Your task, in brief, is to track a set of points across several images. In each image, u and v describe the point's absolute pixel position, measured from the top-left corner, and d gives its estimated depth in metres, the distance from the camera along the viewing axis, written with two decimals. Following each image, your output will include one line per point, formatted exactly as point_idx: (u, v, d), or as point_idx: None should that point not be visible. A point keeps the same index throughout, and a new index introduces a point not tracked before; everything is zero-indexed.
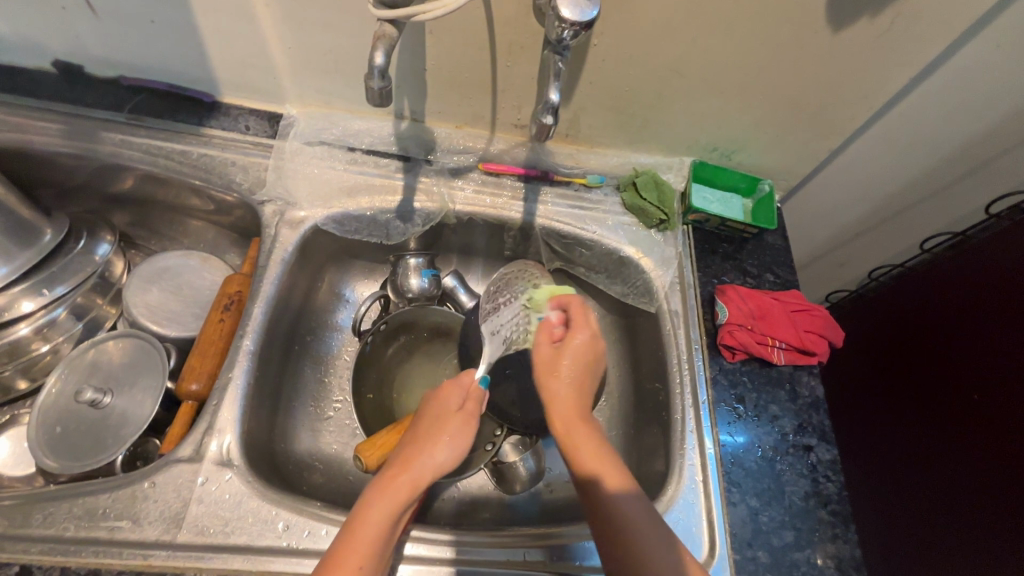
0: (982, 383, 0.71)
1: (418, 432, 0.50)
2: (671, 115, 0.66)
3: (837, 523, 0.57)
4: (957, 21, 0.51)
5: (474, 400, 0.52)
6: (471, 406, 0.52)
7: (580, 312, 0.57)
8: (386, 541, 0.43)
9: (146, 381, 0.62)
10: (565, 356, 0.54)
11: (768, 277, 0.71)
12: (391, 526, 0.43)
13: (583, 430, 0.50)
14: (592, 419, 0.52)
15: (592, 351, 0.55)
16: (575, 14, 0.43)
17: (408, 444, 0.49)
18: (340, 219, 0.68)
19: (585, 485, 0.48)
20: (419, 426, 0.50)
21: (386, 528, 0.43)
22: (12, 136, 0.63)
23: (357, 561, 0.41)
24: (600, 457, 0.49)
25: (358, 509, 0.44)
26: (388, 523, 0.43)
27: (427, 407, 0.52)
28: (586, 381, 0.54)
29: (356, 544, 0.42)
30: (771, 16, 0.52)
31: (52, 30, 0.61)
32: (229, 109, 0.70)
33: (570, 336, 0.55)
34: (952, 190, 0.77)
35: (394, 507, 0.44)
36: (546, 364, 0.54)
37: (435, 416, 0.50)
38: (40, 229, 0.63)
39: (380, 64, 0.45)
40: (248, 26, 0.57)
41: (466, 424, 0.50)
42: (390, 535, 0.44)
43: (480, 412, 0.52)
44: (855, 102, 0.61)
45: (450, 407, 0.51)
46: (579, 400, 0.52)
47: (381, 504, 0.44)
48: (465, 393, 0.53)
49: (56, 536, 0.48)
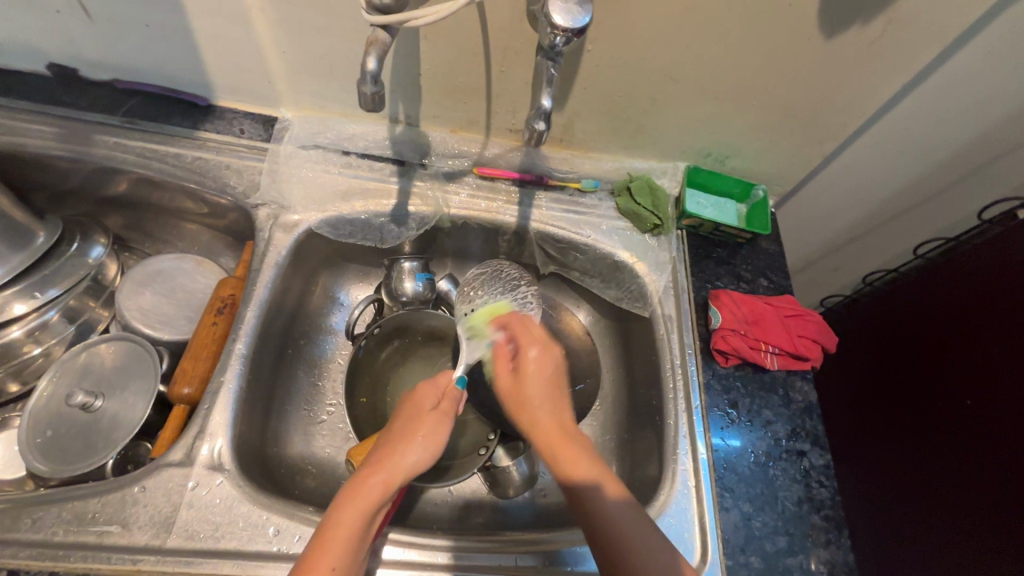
0: (973, 388, 0.71)
1: (393, 432, 0.49)
2: (665, 120, 0.66)
3: (830, 528, 0.57)
4: (947, 29, 0.52)
5: (450, 398, 0.52)
6: (446, 405, 0.51)
7: (523, 329, 0.55)
8: (359, 542, 0.43)
9: (138, 384, 0.62)
10: (523, 379, 0.52)
11: (762, 282, 0.71)
12: (364, 527, 0.43)
13: (568, 444, 0.48)
14: (575, 428, 0.50)
15: (550, 363, 0.52)
16: (567, 20, 0.43)
17: (382, 443, 0.47)
18: (335, 223, 0.68)
19: (581, 500, 0.47)
20: (394, 427, 0.49)
21: (359, 529, 0.43)
22: (6, 138, 0.63)
23: (329, 562, 0.41)
24: (582, 463, 0.47)
25: (331, 511, 0.43)
26: (363, 525, 0.43)
27: (402, 407, 0.51)
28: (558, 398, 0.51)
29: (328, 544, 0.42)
30: (763, 23, 0.52)
31: (47, 33, 0.61)
32: (224, 113, 0.71)
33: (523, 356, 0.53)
34: (944, 195, 0.77)
35: (366, 509, 0.43)
36: (511, 393, 0.52)
37: (410, 415, 0.50)
38: (33, 231, 0.63)
39: (373, 69, 0.45)
40: (243, 30, 0.58)
41: (441, 423, 0.49)
42: (364, 534, 0.43)
43: (455, 411, 0.51)
44: (848, 108, 0.61)
45: (425, 406, 0.50)
46: (553, 416, 0.50)
47: (354, 506, 0.43)
48: (440, 391, 0.52)
49: (44, 541, 0.47)
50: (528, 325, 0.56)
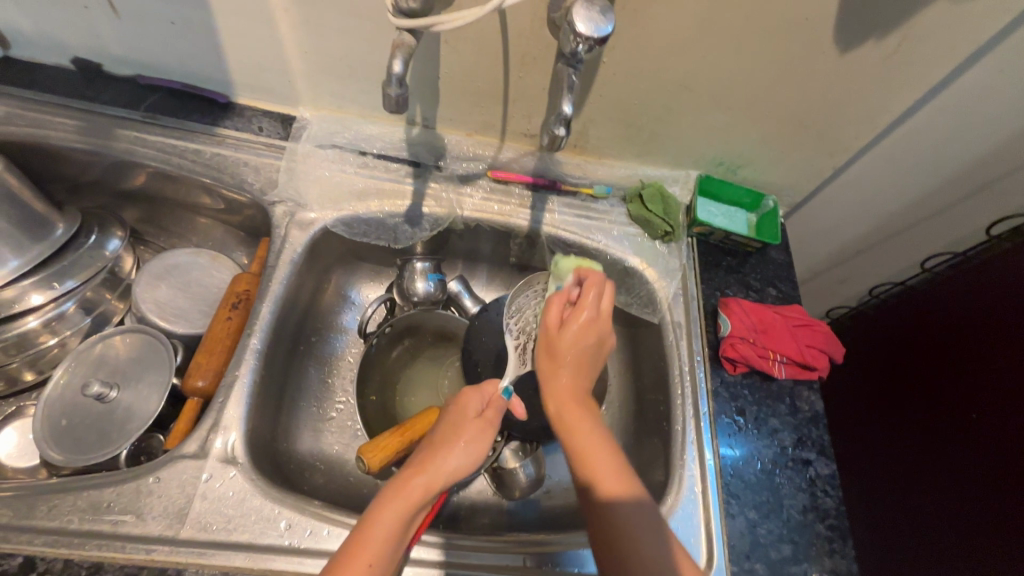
0: (978, 402, 0.72)
1: (437, 436, 0.50)
2: (679, 130, 0.67)
3: (834, 538, 0.58)
4: (961, 47, 0.53)
5: (495, 409, 0.53)
6: (490, 415, 0.52)
7: (591, 286, 0.56)
8: (396, 541, 0.44)
9: (153, 376, 0.62)
10: (564, 339, 0.53)
11: (771, 291, 0.72)
12: (403, 528, 0.44)
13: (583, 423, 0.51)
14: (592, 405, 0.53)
15: (597, 332, 0.54)
16: (590, 28, 0.44)
17: (425, 447, 0.49)
18: (350, 222, 0.69)
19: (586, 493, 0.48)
20: (438, 430, 0.51)
21: (397, 529, 0.43)
22: (29, 130, 0.64)
23: (368, 560, 0.41)
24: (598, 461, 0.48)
25: (372, 508, 0.45)
26: (401, 524, 0.44)
27: (447, 411, 0.53)
28: (587, 360, 0.54)
29: (365, 542, 0.42)
30: (779, 36, 0.53)
31: (73, 28, 0.62)
32: (243, 110, 0.71)
33: (574, 316, 0.54)
34: (953, 210, 0.78)
35: (407, 507, 0.44)
36: (548, 351, 0.54)
37: (454, 422, 0.51)
38: (52, 222, 0.63)
39: (398, 72, 0.46)
40: (266, 30, 0.59)
41: (484, 432, 0.51)
42: (401, 536, 0.44)
43: (498, 422, 0.53)
44: (860, 121, 0.62)
45: (469, 414, 0.52)
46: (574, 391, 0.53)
47: (394, 505, 0.44)
48: (486, 401, 0.53)
49: (59, 528, 0.48)
50: (605, 280, 0.56)
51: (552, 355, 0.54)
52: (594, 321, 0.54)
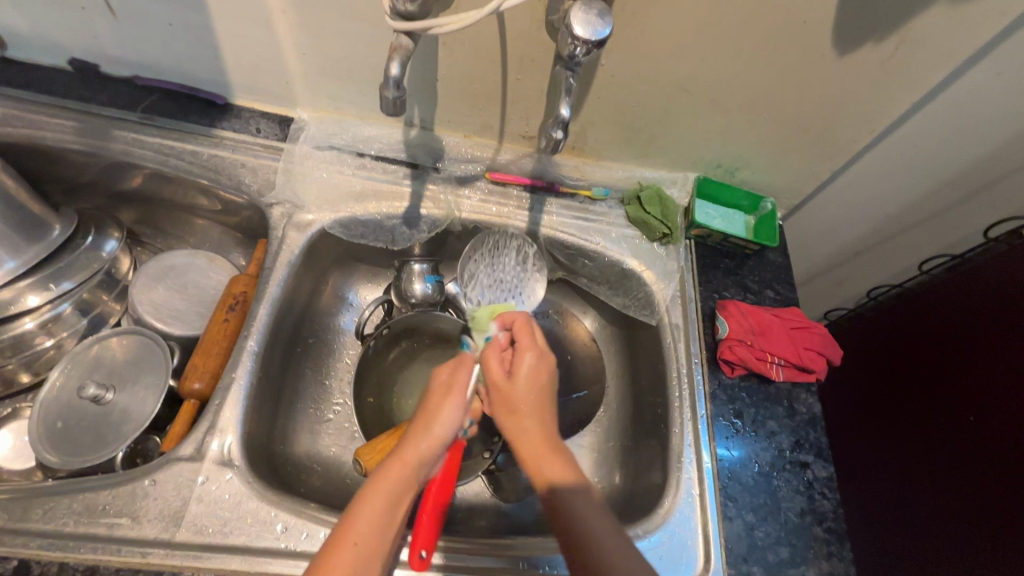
0: (976, 405, 0.72)
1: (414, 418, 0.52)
2: (678, 132, 0.67)
3: (832, 541, 0.58)
4: (958, 50, 0.53)
5: (461, 369, 0.53)
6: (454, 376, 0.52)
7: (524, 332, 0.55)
8: (386, 520, 0.44)
9: (150, 378, 0.62)
10: (515, 385, 0.51)
11: (768, 294, 0.72)
12: (387, 505, 0.44)
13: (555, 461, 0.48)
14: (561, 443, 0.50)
15: (544, 374, 0.52)
16: (588, 32, 0.44)
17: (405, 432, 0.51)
18: (348, 223, 0.69)
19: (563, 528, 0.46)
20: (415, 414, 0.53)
21: (381, 505, 0.44)
22: (26, 132, 0.64)
23: (353, 537, 0.42)
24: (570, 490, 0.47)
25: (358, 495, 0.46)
26: (384, 501, 0.44)
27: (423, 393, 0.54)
28: (545, 403, 0.51)
29: (351, 523, 0.43)
30: (777, 39, 0.53)
31: (70, 29, 0.62)
32: (241, 112, 0.71)
33: (516, 359, 0.53)
34: (951, 213, 0.78)
35: (383, 483, 0.45)
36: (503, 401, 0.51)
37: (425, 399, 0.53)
38: (48, 224, 0.63)
39: (396, 75, 0.46)
40: (264, 32, 0.58)
41: (449, 394, 0.51)
42: (392, 515, 0.44)
43: (468, 382, 0.52)
44: (858, 124, 0.62)
45: (435, 385, 0.53)
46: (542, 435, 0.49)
47: (372, 486, 0.45)
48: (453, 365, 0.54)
49: (54, 531, 0.48)
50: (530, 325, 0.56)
51: (509, 408, 0.51)
52: (536, 366, 0.52)
